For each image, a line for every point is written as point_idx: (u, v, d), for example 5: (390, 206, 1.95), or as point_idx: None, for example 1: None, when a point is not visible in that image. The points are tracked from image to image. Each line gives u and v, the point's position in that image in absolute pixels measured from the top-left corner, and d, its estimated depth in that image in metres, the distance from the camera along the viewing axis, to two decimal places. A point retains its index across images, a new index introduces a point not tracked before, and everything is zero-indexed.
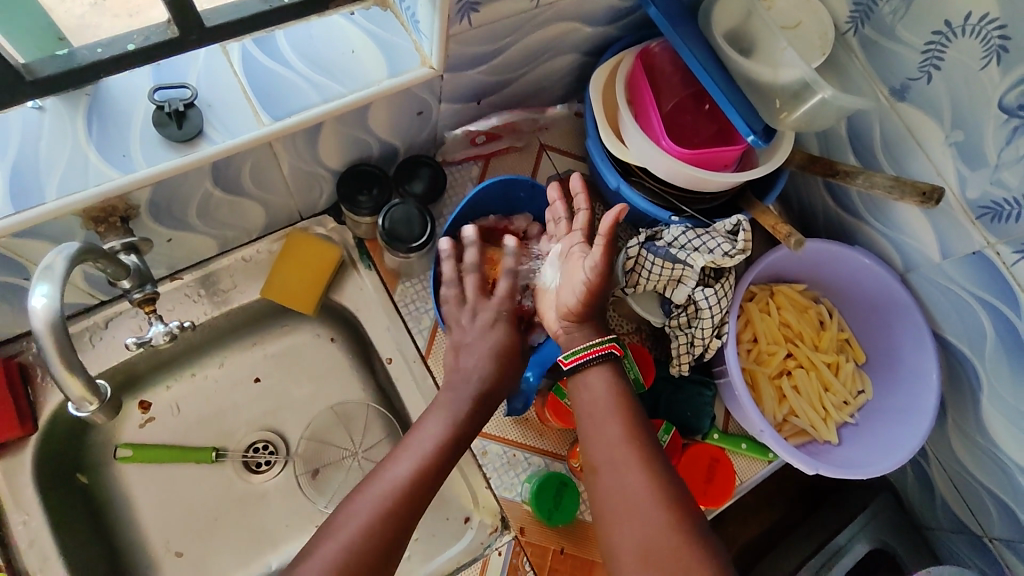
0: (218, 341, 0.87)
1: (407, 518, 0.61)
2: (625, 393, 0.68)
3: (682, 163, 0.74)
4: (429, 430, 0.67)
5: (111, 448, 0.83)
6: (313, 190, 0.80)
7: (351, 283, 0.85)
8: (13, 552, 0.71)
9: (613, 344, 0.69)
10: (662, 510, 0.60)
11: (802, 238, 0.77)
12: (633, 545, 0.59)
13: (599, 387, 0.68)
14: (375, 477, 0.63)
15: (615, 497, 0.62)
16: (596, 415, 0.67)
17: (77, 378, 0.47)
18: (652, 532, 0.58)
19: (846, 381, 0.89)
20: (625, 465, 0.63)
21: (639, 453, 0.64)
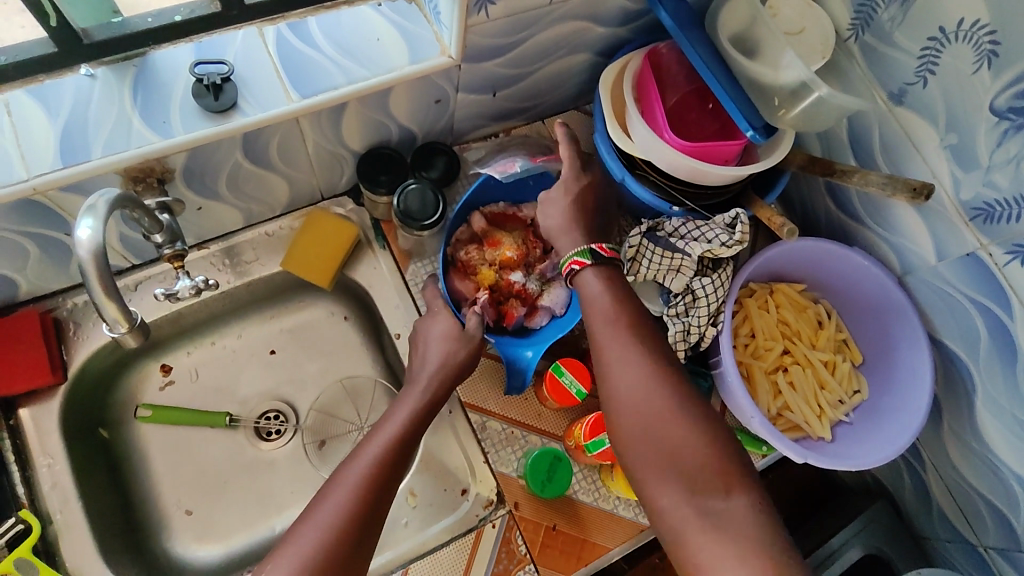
0: (237, 312, 0.92)
1: (379, 503, 0.61)
2: (621, 289, 0.71)
3: (684, 155, 0.77)
4: (395, 418, 0.69)
5: (132, 406, 0.88)
6: (334, 170, 0.85)
7: (366, 262, 0.90)
8: (37, 492, 0.75)
9: (575, 259, 0.74)
10: (659, 397, 0.62)
11: (795, 228, 0.80)
12: (632, 430, 0.62)
13: (598, 289, 0.71)
14: (350, 462, 0.64)
15: (613, 388, 0.65)
16: (598, 317, 0.70)
17: (114, 303, 0.52)
18: (648, 414, 0.62)
19: (842, 380, 0.90)
20: (627, 358, 0.66)
21: (640, 348, 0.66)
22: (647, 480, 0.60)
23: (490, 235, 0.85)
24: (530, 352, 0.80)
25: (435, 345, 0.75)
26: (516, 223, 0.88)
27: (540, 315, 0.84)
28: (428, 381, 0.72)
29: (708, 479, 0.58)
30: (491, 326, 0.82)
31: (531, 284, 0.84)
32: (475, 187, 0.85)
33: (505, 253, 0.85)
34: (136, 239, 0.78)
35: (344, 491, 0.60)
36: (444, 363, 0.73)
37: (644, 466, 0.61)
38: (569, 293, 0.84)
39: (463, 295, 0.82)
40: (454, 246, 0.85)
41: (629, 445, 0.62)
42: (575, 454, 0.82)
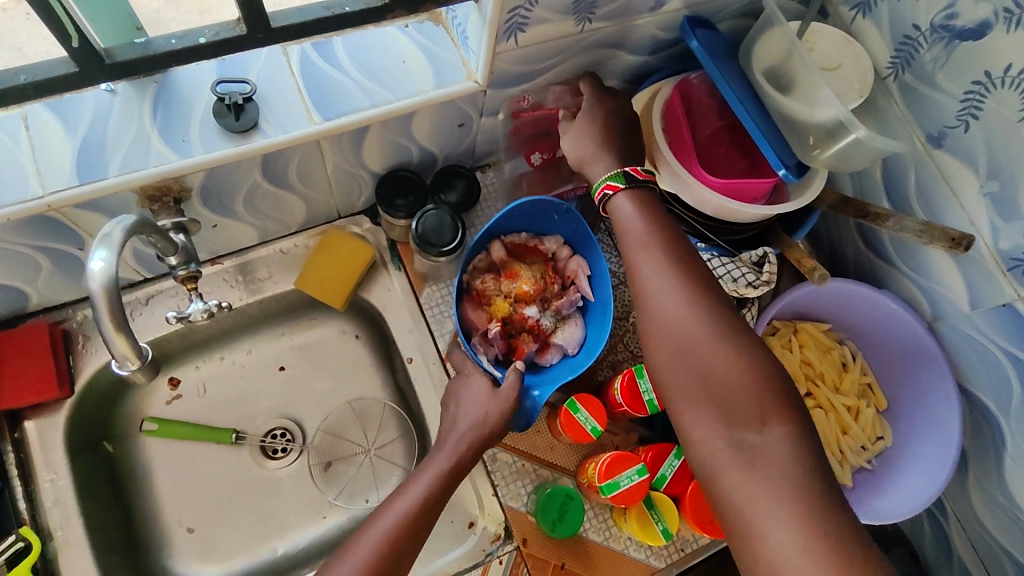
0: (248, 327, 0.91)
1: (392, 573, 0.61)
2: (654, 213, 0.67)
3: (711, 191, 0.75)
4: (423, 477, 0.67)
5: (137, 421, 0.86)
6: (352, 189, 0.84)
7: (381, 282, 0.89)
8: (39, 508, 0.73)
9: (609, 183, 0.68)
10: (695, 325, 0.59)
11: (827, 272, 0.79)
12: (668, 358, 0.60)
13: (632, 215, 0.67)
14: (368, 528, 0.63)
15: (648, 314, 0.63)
16: (631, 242, 0.66)
17: (125, 338, 0.49)
18: (684, 341, 0.59)
19: (865, 426, 0.87)
20: (665, 285, 0.62)
21: (677, 274, 0.63)
22: (683, 412, 0.58)
23: (507, 266, 0.83)
24: (536, 391, 0.77)
25: (471, 409, 0.72)
26: (535, 255, 0.85)
27: (551, 352, 0.82)
28: (462, 438, 0.70)
29: (743, 406, 0.55)
30: (500, 360, 0.81)
31: (545, 320, 0.82)
32: (499, 215, 0.82)
33: (522, 286, 0.83)
34: (149, 254, 0.77)
35: (357, 559, 0.60)
36: (479, 424, 0.71)
37: (680, 397, 0.59)
38: (583, 333, 0.82)
39: (475, 324, 0.80)
40: (470, 273, 0.83)
41: (664, 376, 0.60)
42: (588, 492, 0.80)
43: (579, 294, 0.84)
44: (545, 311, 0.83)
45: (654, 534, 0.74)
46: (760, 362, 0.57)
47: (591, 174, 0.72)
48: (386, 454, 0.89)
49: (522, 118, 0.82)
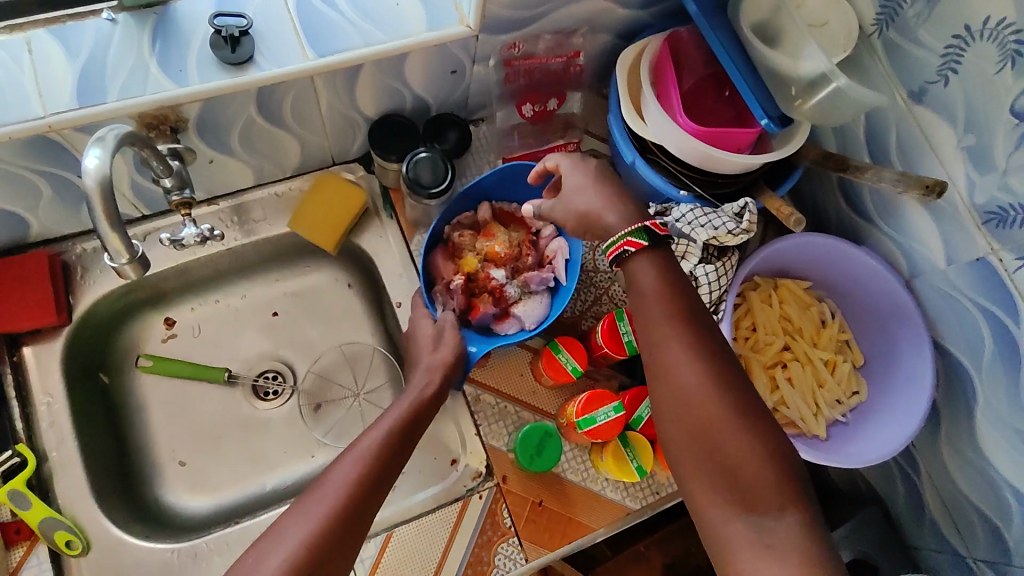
0: (243, 271, 0.93)
1: (375, 496, 0.62)
2: (673, 282, 0.65)
3: (697, 139, 0.76)
4: (393, 413, 0.70)
5: (134, 356, 0.89)
6: (346, 135, 0.86)
7: (373, 229, 0.91)
8: (34, 429, 0.75)
9: (629, 240, 0.67)
10: (713, 402, 0.58)
11: (804, 218, 0.78)
12: (682, 436, 0.59)
13: (653, 283, 0.65)
14: (346, 455, 0.64)
15: (665, 387, 0.61)
16: (651, 312, 0.64)
17: (118, 234, 0.51)
18: (702, 419, 0.58)
19: (841, 380, 0.89)
20: (685, 361, 0.60)
21: (696, 348, 0.61)
22: (697, 493, 0.57)
23: (487, 229, 0.87)
24: (472, 346, 0.79)
25: (421, 352, 0.78)
26: (518, 228, 0.89)
27: (508, 322, 0.83)
28: (427, 381, 0.74)
29: (759, 486, 0.54)
30: (456, 314, 0.83)
31: (509, 288, 0.84)
32: (491, 173, 0.86)
33: (494, 246, 0.86)
34: (152, 190, 0.79)
35: (341, 481, 0.61)
36: (435, 366, 0.76)
37: (695, 479, 0.58)
38: (543, 311, 0.82)
39: (441, 273, 0.85)
40: (453, 226, 0.87)
41: (677, 455, 0.59)
42: (567, 432, 0.82)
43: (551, 274, 0.85)
44: (513, 280, 0.85)
45: (629, 471, 0.76)
46: (775, 445, 0.57)
47: (606, 223, 0.71)
48: (375, 399, 0.92)
49: (514, 67, 0.84)
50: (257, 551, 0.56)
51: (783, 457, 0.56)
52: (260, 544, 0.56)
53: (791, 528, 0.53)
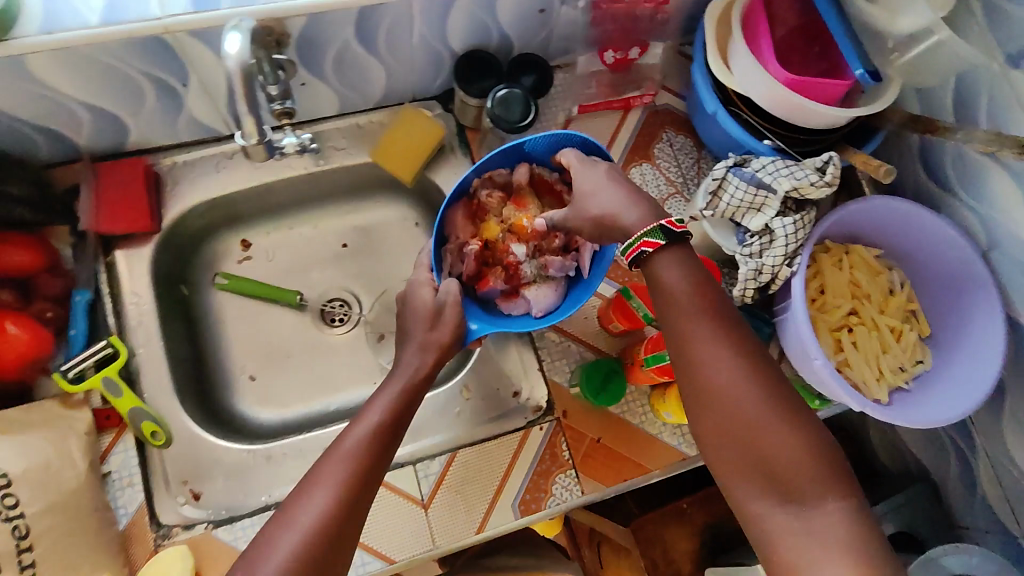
0: (318, 201, 0.96)
1: (363, 501, 0.60)
2: (697, 278, 0.64)
3: (786, 89, 0.76)
4: (374, 412, 0.66)
5: (212, 274, 0.92)
6: (429, 69, 0.87)
7: (448, 165, 0.92)
8: (124, 325, 0.78)
9: (645, 240, 0.65)
10: (749, 399, 0.58)
11: (895, 168, 0.74)
12: (718, 433, 0.59)
13: (678, 277, 0.64)
14: (331, 462, 0.61)
15: (695, 386, 0.60)
16: (677, 311, 0.63)
17: (252, 118, 0.59)
18: (738, 416, 0.58)
19: (906, 347, 0.88)
20: (719, 354, 0.60)
21: (730, 344, 0.60)
22: (736, 487, 0.58)
23: (518, 200, 0.81)
24: (473, 322, 0.76)
25: (415, 327, 0.73)
26: (553, 200, 0.82)
27: (515, 302, 0.80)
28: (419, 362, 0.70)
29: (797, 475, 0.55)
30: (463, 279, 0.80)
31: (525, 267, 0.80)
32: (535, 140, 0.78)
33: (522, 219, 0.81)
34: None
35: (328, 489, 0.58)
36: (429, 345, 0.72)
37: (736, 476, 0.58)
38: (553, 302, 0.79)
39: (457, 233, 0.80)
40: (482, 180, 0.80)
41: (711, 451, 0.60)
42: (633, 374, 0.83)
43: (574, 264, 0.80)
44: (533, 259, 0.81)
45: None
46: (814, 437, 0.57)
47: (624, 224, 0.68)
48: None
49: (602, 10, 0.85)
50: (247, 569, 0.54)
51: (819, 443, 0.56)
52: (250, 559, 0.55)
53: (832, 514, 0.54)
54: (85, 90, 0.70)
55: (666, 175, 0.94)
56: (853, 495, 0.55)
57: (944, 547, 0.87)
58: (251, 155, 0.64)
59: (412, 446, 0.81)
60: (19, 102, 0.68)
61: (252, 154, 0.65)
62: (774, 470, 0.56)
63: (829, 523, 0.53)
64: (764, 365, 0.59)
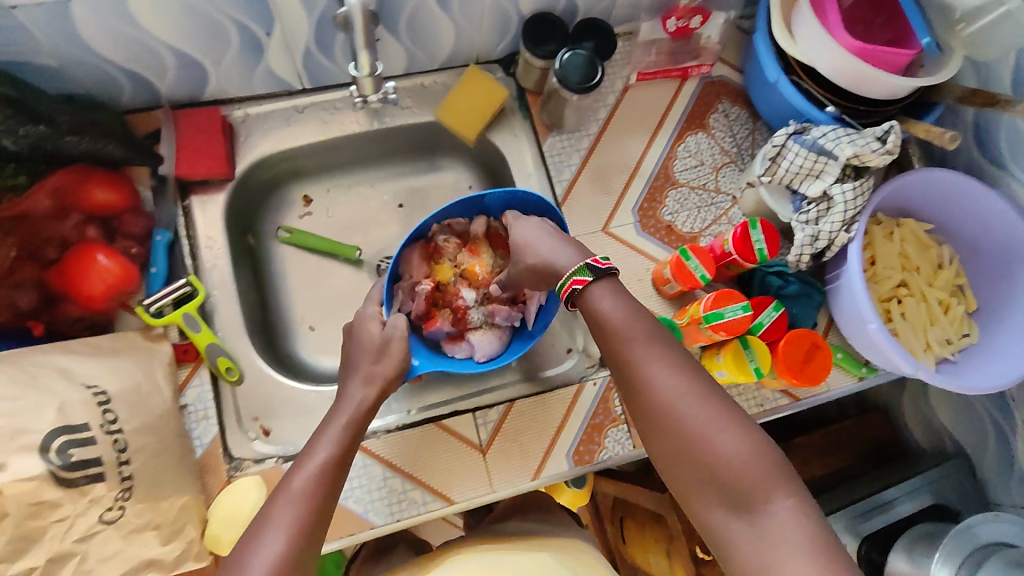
0: (377, 160, 0.98)
1: (315, 536, 0.59)
2: (629, 306, 0.66)
3: (853, 56, 0.77)
4: (322, 448, 0.65)
5: (274, 227, 0.95)
6: (496, 31, 0.88)
7: (508, 127, 0.94)
8: (200, 268, 0.81)
9: (575, 278, 0.69)
10: (686, 418, 0.59)
11: (958, 135, 0.75)
12: (666, 451, 0.60)
13: (611, 308, 0.66)
14: (280, 503, 0.60)
15: (641, 410, 0.63)
16: (617, 340, 0.65)
17: (367, 55, 0.69)
18: (678, 434, 0.59)
19: (953, 321, 0.89)
20: (660, 375, 0.62)
21: (668, 366, 0.62)
22: (694, 499, 0.59)
23: (470, 249, 0.86)
24: (417, 359, 0.78)
25: (361, 360, 0.73)
26: (505, 253, 0.87)
27: (458, 345, 0.83)
28: (363, 395, 0.70)
29: (742, 482, 0.56)
30: (412, 317, 0.83)
31: (473, 312, 0.83)
32: (491, 193, 0.82)
33: (475, 266, 0.85)
34: (326, 68, 0.86)
35: (280, 528, 0.58)
36: (375, 377, 0.72)
37: (691, 491, 0.59)
38: (495, 348, 0.82)
39: (410, 272, 0.83)
40: (441, 226, 0.85)
41: (665, 469, 0.61)
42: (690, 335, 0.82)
43: (519, 314, 0.83)
44: (481, 306, 0.84)
45: (746, 370, 0.79)
46: (756, 445, 0.57)
47: (560, 263, 0.71)
48: None
49: None
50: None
51: (761, 446, 0.57)
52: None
53: (782, 514, 0.54)
54: (174, 35, 0.72)
55: (722, 145, 0.95)
56: (803, 491, 0.56)
57: (978, 516, 0.87)
58: (363, 88, 0.74)
59: (437, 400, 0.84)
60: (110, 45, 0.71)
61: (364, 89, 0.75)
62: (726, 479, 0.56)
63: (780, 522, 0.54)
64: (701, 383, 0.61)
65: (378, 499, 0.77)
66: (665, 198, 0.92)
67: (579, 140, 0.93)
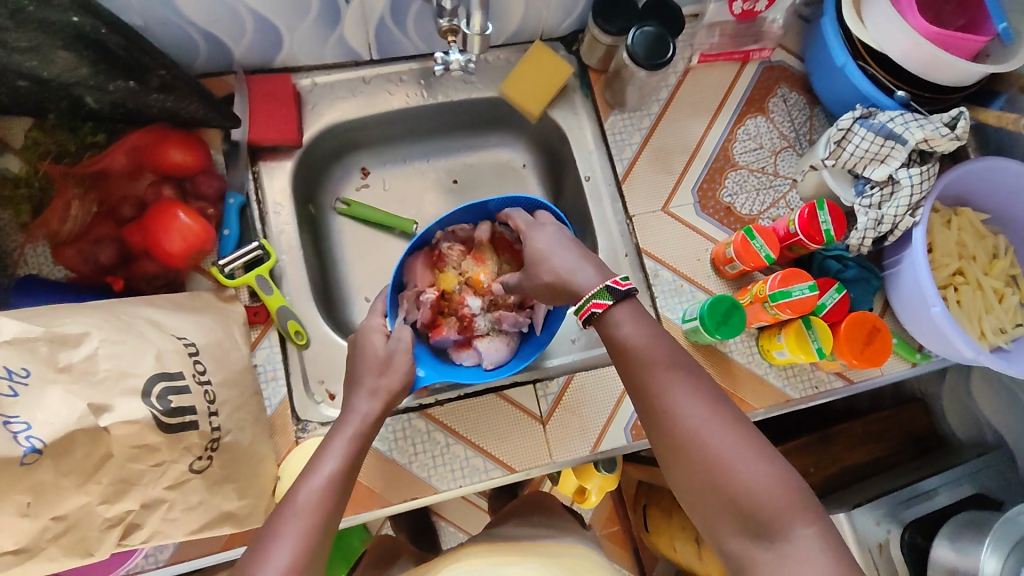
0: (437, 135, 0.99)
1: (320, 553, 0.58)
2: (649, 328, 0.65)
3: (925, 40, 0.77)
4: (329, 459, 0.63)
5: (333, 198, 0.96)
6: (565, 8, 0.88)
7: (570, 105, 0.94)
8: (268, 233, 0.82)
9: (594, 302, 0.66)
10: (708, 446, 0.58)
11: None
12: (686, 477, 0.59)
13: (631, 330, 0.65)
14: (285, 517, 0.59)
15: (661, 435, 0.61)
16: (635, 364, 0.63)
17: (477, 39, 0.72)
18: (700, 461, 0.58)
19: (1008, 311, 0.90)
20: (681, 401, 0.60)
21: (689, 392, 0.61)
22: (714, 529, 0.57)
23: (474, 256, 0.84)
24: (422, 369, 0.76)
25: (363, 371, 0.70)
26: (511, 257, 0.85)
27: (466, 352, 0.82)
28: (367, 410, 0.68)
29: (765, 512, 0.54)
30: (418, 326, 0.81)
31: (479, 320, 0.83)
32: (499, 199, 0.80)
33: (479, 273, 0.84)
34: (396, 38, 0.86)
35: (289, 543, 0.56)
36: (378, 392, 0.69)
37: (711, 519, 0.57)
38: (504, 356, 0.81)
39: (414, 281, 0.81)
40: (445, 234, 0.83)
41: (684, 497, 0.60)
42: (754, 312, 0.83)
43: (527, 319, 0.83)
44: (487, 313, 0.83)
45: (808, 350, 0.80)
46: (779, 475, 0.56)
47: (575, 288, 0.68)
48: None
49: None
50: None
51: (784, 477, 0.56)
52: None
53: (806, 546, 0.52)
54: None
55: (780, 130, 0.95)
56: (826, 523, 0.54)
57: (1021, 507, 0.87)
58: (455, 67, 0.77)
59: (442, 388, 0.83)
60: (195, 4, 0.71)
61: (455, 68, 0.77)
62: (750, 509, 0.55)
63: (805, 551, 0.52)
64: (721, 410, 0.59)
65: (441, 465, 0.79)
66: (724, 180, 0.92)
67: (640, 120, 0.93)
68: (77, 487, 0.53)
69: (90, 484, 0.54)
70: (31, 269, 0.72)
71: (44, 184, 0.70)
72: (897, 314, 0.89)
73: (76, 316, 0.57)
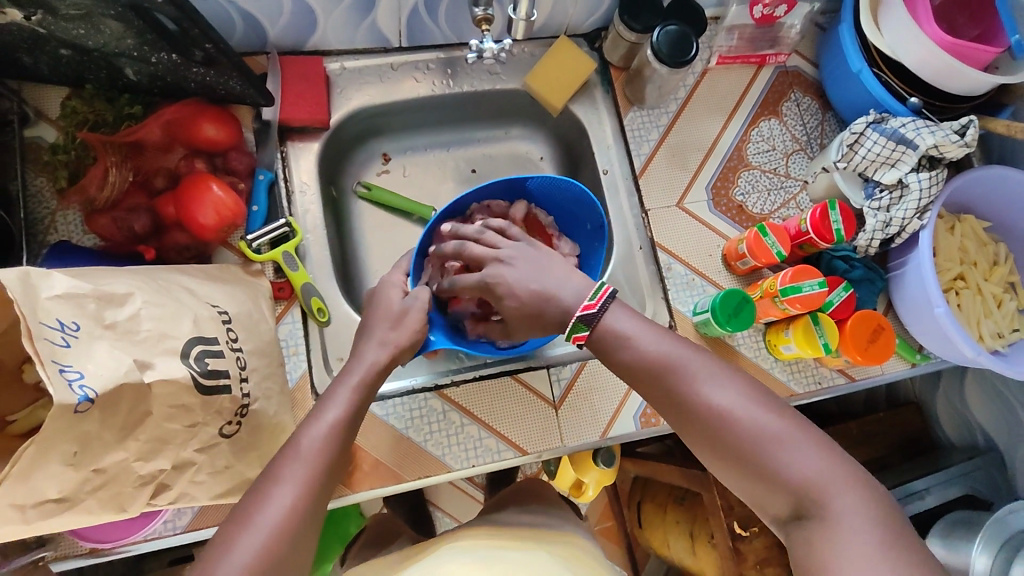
0: (458, 124, 1.01)
1: (320, 497, 0.60)
2: (644, 330, 0.66)
3: (940, 50, 0.80)
4: (334, 407, 0.65)
5: (355, 181, 0.97)
6: (591, 5, 0.91)
7: (590, 100, 0.96)
8: (293, 212, 0.84)
9: (576, 336, 0.67)
10: (737, 437, 0.60)
11: None
12: (727, 467, 0.61)
13: (631, 335, 0.66)
14: (289, 458, 0.60)
15: (691, 434, 0.63)
16: (644, 373, 0.65)
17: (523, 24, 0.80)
18: (734, 451, 0.60)
19: (1006, 316, 0.92)
20: (698, 399, 0.62)
21: (702, 389, 0.62)
22: (767, 508, 0.60)
23: None
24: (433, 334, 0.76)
25: (376, 323, 0.71)
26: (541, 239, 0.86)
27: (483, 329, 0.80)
28: (375, 356, 0.69)
29: (806, 488, 0.56)
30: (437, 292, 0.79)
31: None
32: (538, 179, 0.83)
33: None
34: (426, 27, 0.88)
35: (290, 486, 0.58)
36: (388, 342, 0.70)
37: (762, 498, 0.60)
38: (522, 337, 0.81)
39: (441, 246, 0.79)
40: (480, 206, 0.83)
41: (731, 483, 0.62)
42: (764, 306, 0.85)
43: None
44: None
45: (815, 345, 0.82)
46: (808, 450, 0.58)
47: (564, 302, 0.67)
48: None
49: None
50: (203, 571, 0.52)
51: (816, 450, 0.58)
52: (206, 560, 0.53)
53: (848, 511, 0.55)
54: None
55: (793, 133, 0.97)
56: (860, 482, 0.56)
57: (1010, 507, 0.89)
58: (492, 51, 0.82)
59: (456, 364, 0.85)
60: None
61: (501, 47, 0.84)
62: (795, 488, 0.57)
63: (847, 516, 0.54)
64: (737, 400, 0.61)
65: (454, 445, 0.81)
66: (737, 179, 0.95)
67: (658, 117, 0.96)
68: (116, 443, 0.55)
69: (128, 440, 0.55)
70: (62, 236, 0.73)
71: (82, 151, 0.72)
72: (900, 315, 0.92)
73: (118, 278, 0.59)
